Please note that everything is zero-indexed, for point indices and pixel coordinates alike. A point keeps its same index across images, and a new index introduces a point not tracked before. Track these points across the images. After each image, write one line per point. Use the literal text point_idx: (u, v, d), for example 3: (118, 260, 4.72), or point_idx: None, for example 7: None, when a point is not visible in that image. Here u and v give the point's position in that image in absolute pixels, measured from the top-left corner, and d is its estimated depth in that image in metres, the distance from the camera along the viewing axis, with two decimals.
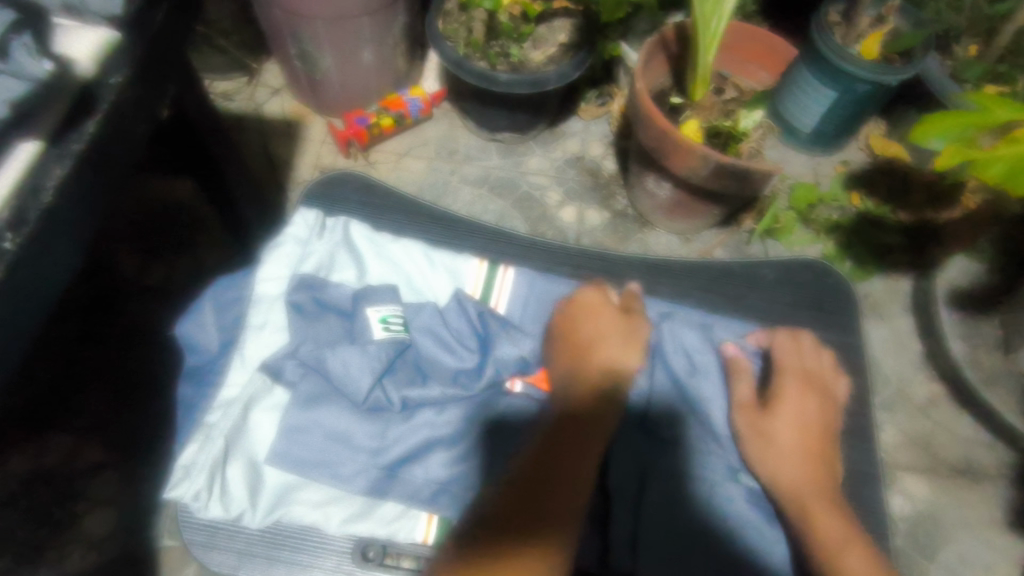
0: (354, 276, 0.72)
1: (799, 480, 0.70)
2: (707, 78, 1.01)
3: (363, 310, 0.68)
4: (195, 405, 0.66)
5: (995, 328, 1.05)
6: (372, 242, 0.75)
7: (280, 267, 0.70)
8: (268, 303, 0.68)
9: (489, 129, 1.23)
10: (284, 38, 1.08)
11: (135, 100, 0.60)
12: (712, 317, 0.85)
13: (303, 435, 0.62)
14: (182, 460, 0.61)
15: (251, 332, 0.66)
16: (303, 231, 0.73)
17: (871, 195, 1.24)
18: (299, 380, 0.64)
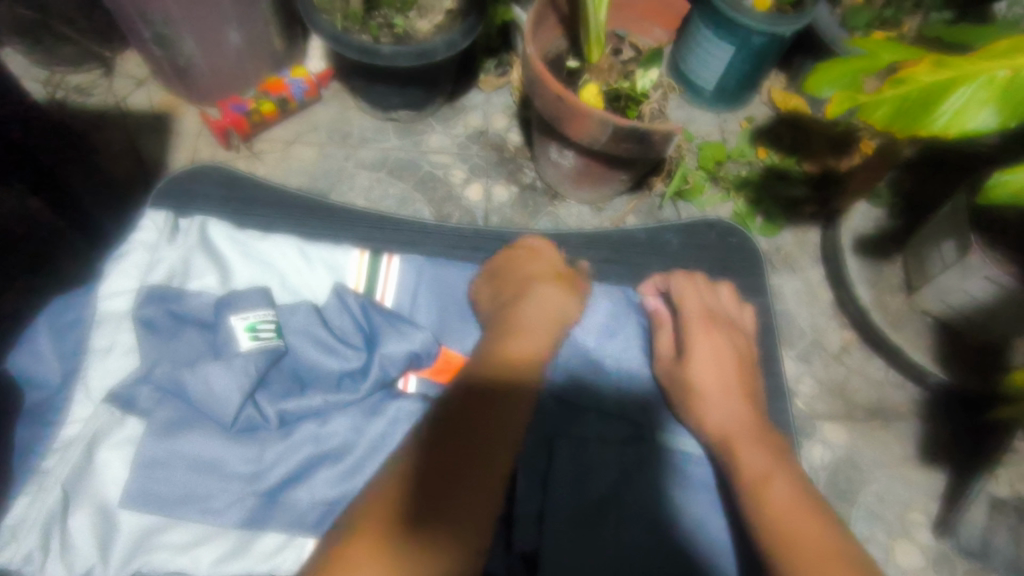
0: (217, 281, 0.65)
1: (720, 416, 0.67)
2: (602, 39, 0.97)
3: (224, 318, 0.60)
4: (31, 449, 0.57)
5: (897, 271, 1.08)
6: (234, 242, 0.67)
7: (127, 279, 0.63)
8: (116, 322, 0.61)
9: (383, 108, 1.14)
10: (133, 20, 0.97)
11: None
12: (619, 286, 0.82)
13: (162, 469, 0.55)
14: (11, 518, 0.53)
15: (96, 357, 0.60)
16: (153, 236, 0.66)
17: (776, 147, 1.24)
18: (154, 407, 0.57)
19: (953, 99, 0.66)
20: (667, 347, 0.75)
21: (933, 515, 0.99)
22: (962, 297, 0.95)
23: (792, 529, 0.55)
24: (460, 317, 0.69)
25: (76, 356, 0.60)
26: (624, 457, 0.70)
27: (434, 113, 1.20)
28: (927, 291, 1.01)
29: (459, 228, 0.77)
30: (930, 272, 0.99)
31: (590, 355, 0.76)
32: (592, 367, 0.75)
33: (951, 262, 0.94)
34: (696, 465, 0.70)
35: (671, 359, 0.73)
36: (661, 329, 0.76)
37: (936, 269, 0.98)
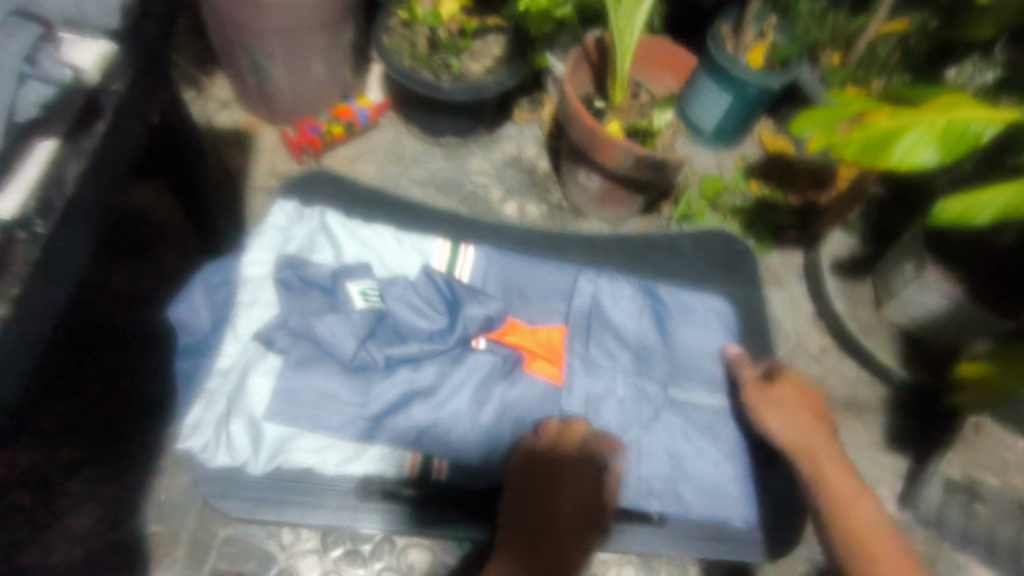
0: (331, 256, 0.85)
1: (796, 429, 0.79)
2: (625, 84, 1.18)
3: (343, 285, 0.80)
4: (194, 374, 0.77)
5: (868, 289, 1.28)
6: (346, 228, 0.88)
7: (265, 252, 0.82)
8: (256, 283, 0.80)
9: (434, 134, 1.34)
10: (236, 51, 1.16)
11: (132, 101, 0.69)
12: (638, 279, 0.97)
13: (297, 394, 0.74)
14: (190, 419, 0.75)
15: (242, 308, 0.79)
16: (283, 220, 0.86)
17: (767, 182, 1.45)
18: (290, 346, 0.76)
19: (903, 142, 0.87)
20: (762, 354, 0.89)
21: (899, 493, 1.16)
22: (921, 309, 1.15)
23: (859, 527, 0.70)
24: (516, 294, 0.91)
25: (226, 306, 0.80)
26: (640, 412, 0.86)
27: (475, 140, 1.39)
28: (893, 305, 1.21)
29: (516, 229, 0.99)
30: (894, 287, 1.19)
31: (621, 327, 0.92)
32: (622, 340, 0.91)
33: (910, 279, 1.14)
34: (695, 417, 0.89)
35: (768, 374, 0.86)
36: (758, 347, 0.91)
37: (899, 285, 1.18)
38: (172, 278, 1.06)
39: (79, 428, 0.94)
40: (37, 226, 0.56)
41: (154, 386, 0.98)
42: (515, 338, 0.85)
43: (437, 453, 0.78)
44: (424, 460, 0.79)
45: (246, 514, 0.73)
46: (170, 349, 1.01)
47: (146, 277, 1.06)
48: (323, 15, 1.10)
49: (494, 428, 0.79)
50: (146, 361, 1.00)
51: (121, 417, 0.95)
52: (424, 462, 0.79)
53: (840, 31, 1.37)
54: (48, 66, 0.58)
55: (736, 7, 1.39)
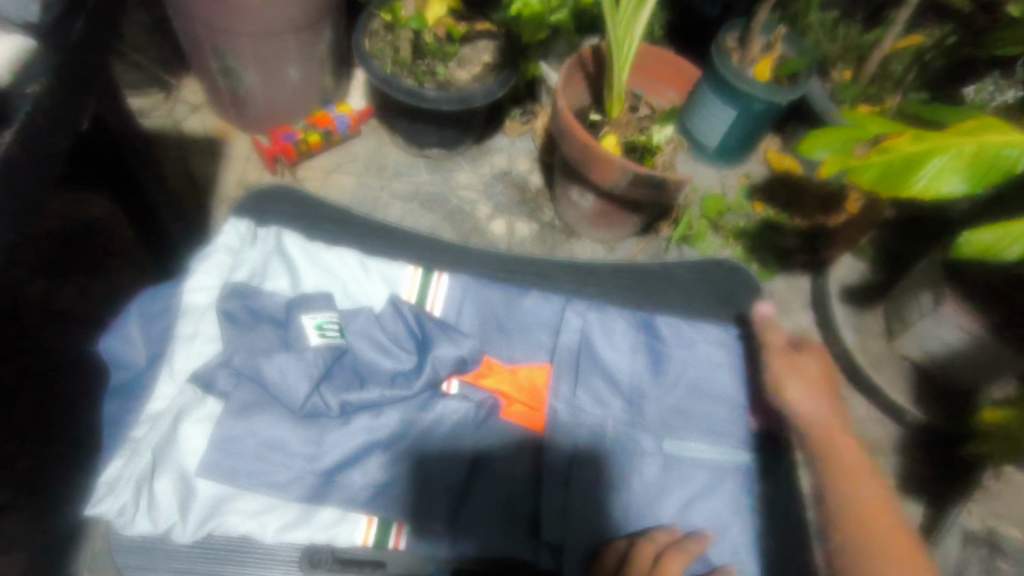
0: (287, 284, 0.80)
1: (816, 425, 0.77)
2: (623, 96, 1.10)
3: (298, 318, 0.75)
4: (123, 417, 0.70)
5: (879, 319, 1.19)
6: (305, 252, 0.82)
7: (211, 277, 0.77)
8: (198, 313, 0.74)
9: (418, 144, 1.25)
10: (205, 53, 1.08)
11: (54, 109, 0.60)
12: (637, 316, 0.89)
13: (236, 444, 0.68)
14: (106, 476, 0.67)
15: (181, 343, 0.72)
16: (234, 241, 0.80)
17: (771, 203, 1.37)
18: (232, 388, 0.70)
19: (928, 168, 0.78)
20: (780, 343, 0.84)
21: None
22: (938, 344, 1.06)
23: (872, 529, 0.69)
24: (493, 330, 0.85)
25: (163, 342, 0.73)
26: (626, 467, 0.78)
27: (463, 153, 1.31)
28: (907, 338, 1.12)
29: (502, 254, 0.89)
30: (909, 320, 1.10)
31: (613, 369, 0.85)
32: (611, 384, 0.84)
33: (927, 311, 1.05)
34: (694, 471, 0.79)
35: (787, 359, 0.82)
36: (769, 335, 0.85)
37: (914, 317, 1.09)
38: (125, 300, 0.98)
39: (7, 465, 0.85)
40: None
41: (94, 418, 0.89)
42: (490, 381, 0.80)
43: (396, 517, 0.70)
44: (382, 530, 0.70)
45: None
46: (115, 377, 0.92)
47: (92, 297, 0.98)
48: (298, 16, 1.01)
49: (456, 484, 0.72)
50: (86, 391, 0.91)
51: (56, 453, 0.86)
52: (381, 533, 0.70)
53: (852, 44, 1.29)
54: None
55: (743, 17, 1.32)
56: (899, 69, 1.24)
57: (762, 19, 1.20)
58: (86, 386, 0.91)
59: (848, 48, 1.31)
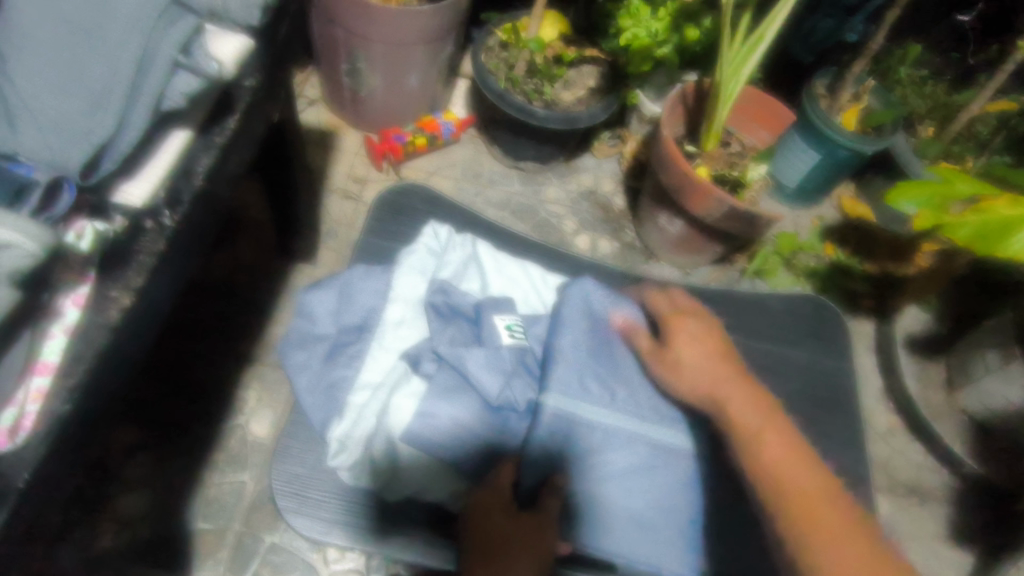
0: (478, 287, 0.97)
1: (720, 383, 0.73)
2: (719, 133, 1.17)
3: (490, 318, 0.89)
4: (339, 380, 0.87)
5: (941, 370, 1.23)
6: (494, 261, 1.00)
7: (416, 275, 0.94)
8: (406, 304, 0.91)
9: (515, 157, 1.32)
10: (337, 54, 1.17)
11: (260, 101, 0.68)
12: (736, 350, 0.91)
13: (435, 420, 0.81)
14: (336, 435, 0.82)
15: (391, 325, 0.89)
16: (434, 244, 0.99)
17: (843, 247, 1.42)
18: (435, 372, 0.85)
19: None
20: (648, 343, 0.84)
21: None
22: (1000, 401, 1.09)
23: (782, 470, 0.64)
24: None
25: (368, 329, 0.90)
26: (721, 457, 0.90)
27: (553, 168, 1.38)
28: (967, 392, 1.15)
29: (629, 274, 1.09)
30: (972, 375, 1.13)
31: None
32: None
33: (994, 368, 1.09)
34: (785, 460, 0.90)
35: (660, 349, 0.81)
36: (637, 333, 0.86)
37: (979, 373, 1.12)
38: (255, 274, 1.08)
39: (140, 412, 0.94)
40: (165, 216, 0.55)
41: (219, 378, 0.98)
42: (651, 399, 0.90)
43: None
44: None
45: (319, 534, 0.82)
46: (238, 343, 1.02)
47: (219, 269, 1.07)
48: (430, 30, 1.10)
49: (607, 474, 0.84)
50: (214, 354, 1.00)
51: (184, 406, 0.95)
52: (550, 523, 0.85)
53: (940, 103, 1.34)
54: (200, 55, 0.56)
55: (834, 67, 1.37)
56: (985, 132, 1.31)
57: (857, 71, 1.25)
58: (214, 350, 1.00)
59: (935, 106, 1.35)
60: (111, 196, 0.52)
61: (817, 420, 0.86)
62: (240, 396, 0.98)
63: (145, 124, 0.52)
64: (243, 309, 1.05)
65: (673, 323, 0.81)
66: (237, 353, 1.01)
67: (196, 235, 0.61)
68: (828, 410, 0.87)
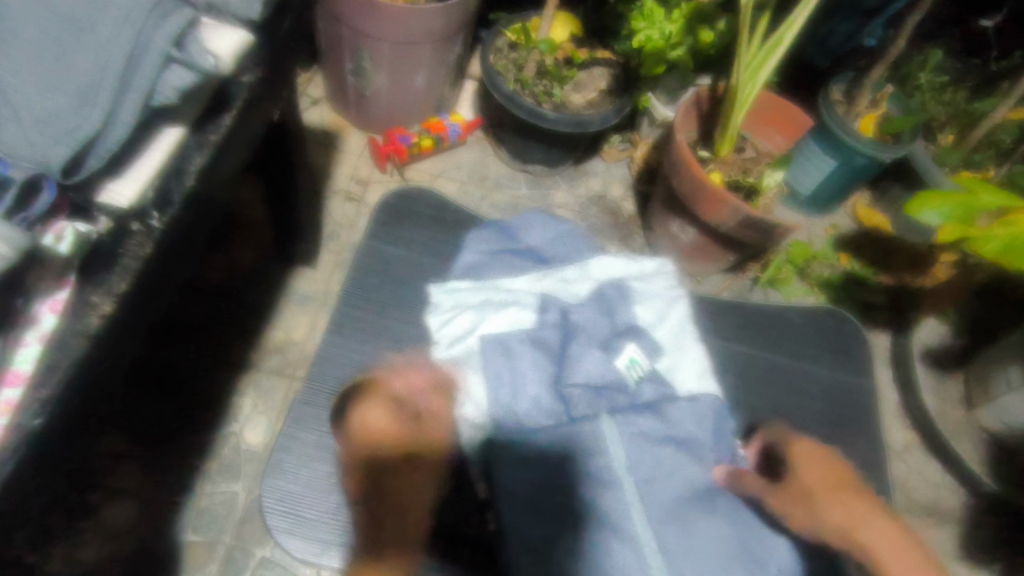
0: (646, 319, 0.92)
1: (824, 494, 0.70)
2: (734, 138, 1.13)
3: (624, 345, 0.90)
4: (482, 266, 0.98)
5: (959, 386, 1.20)
6: (678, 323, 0.93)
7: (618, 268, 0.98)
8: (586, 282, 0.96)
9: (523, 160, 1.29)
10: (342, 52, 1.14)
11: (260, 97, 0.65)
12: (752, 359, 0.88)
13: (511, 358, 0.88)
14: (454, 283, 0.96)
15: (568, 284, 0.96)
16: (646, 270, 0.98)
17: (858, 257, 1.38)
18: (552, 325, 0.91)
19: None
20: (762, 487, 0.75)
21: None
22: None
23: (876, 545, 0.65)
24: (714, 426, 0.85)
25: (549, 265, 0.99)
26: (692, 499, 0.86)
27: (561, 172, 1.34)
28: (988, 409, 1.12)
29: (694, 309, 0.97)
30: (994, 391, 1.11)
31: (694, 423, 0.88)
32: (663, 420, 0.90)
33: (1016, 386, 1.06)
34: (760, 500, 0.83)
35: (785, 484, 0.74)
36: (746, 477, 0.78)
37: (999, 390, 1.10)
38: (252, 277, 1.05)
39: (129, 418, 0.91)
40: (153, 218, 0.52)
41: (212, 385, 0.95)
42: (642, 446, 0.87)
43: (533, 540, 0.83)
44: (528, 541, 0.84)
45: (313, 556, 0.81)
46: (233, 349, 0.99)
47: (214, 270, 1.04)
48: (437, 30, 1.07)
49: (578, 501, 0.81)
50: (207, 359, 0.97)
51: (174, 413, 0.92)
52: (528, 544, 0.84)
53: (962, 110, 1.29)
54: (195, 48, 0.52)
55: (852, 72, 1.34)
56: (1007, 140, 1.25)
57: (876, 76, 1.22)
58: (207, 354, 0.97)
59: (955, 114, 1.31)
60: (96, 196, 0.49)
61: None
62: (233, 404, 0.95)
63: (134, 121, 0.49)
64: (238, 314, 1.01)
65: (800, 459, 0.74)
66: (231, 360, 0.98)
67: (185, 238, 0.58)
68: (848, 428, 0.83)
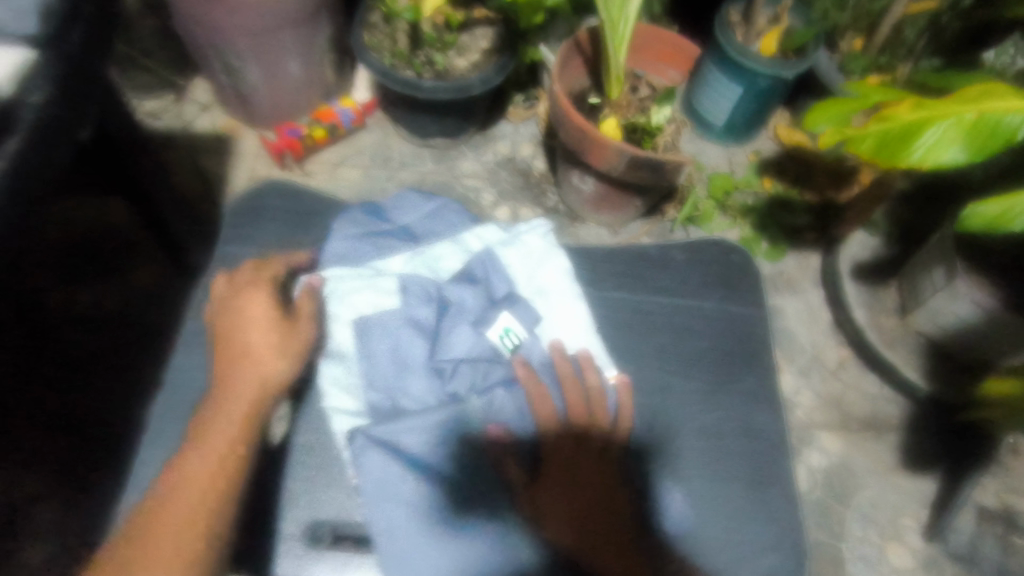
0: (524, 284, 0.80)
1: (601, 482, 0.69)
2: (622, 78, 1.09)
3: (502, 312, 0.77)
4: (331, 248, 0.80)
5: (892, 295, 1.17)
6: (564, 279, 0.80)
7: (491, 234, 0.83)
8: (457, 246, 0.82)
9: (421, 135, 1.26)
10: (208, 54, 1.10)
11: (58, 118, 0.63)
12: (633, 302, 0.84)
13: (372, 347, 0.73)
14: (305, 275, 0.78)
15: (434, 252, 0.80)
16: (530, 231, 0.84)
17: (781, 180, 1.35)
18: (417, 303, 0.75)
19: (921, 140, 0.75)
20: (603, 434, 0.72)
21: (925, 522, 1.05)
22: (951, 319, 1.03)
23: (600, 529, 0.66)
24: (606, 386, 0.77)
25: (420, 240, 0.83)
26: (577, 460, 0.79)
27: (467, 141, 1.32)
28: (919, 313, 1.09)
29: (611, 251, 0.87)
30: (922, 295, 1.08)
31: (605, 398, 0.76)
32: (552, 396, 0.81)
33: (940, 286, 1.03)
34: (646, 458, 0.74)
35: (579, 455, 0.70)
36: (596, 416, 0.72)
37: (927, 293, 1.06)
38: (155, 295, 1.05)
39: (43, 454, 0.93)
40: None
41: (121, 412, 0.97)
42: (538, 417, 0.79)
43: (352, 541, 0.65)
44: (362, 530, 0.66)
45: None
46: (140, 374, 0.99)
47: (115, 295, 1.04)
48: (294, 13, 1.03)
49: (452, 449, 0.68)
50: (115, 385, 0.98)
51: (85, 440, 0.94)
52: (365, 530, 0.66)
53: (863, 11, 1.24)
54: None
55: None
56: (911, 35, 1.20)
57: None
58: (113, 382, 0.99)
59: (858, 17, 1.26)
60: None
61: (728, 371, 0.80)
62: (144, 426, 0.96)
63: None
64: (140, 338, 1.02)
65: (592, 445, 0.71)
66: (138, 380, 0.99)
67: None
68: (742, 358, 0.81)
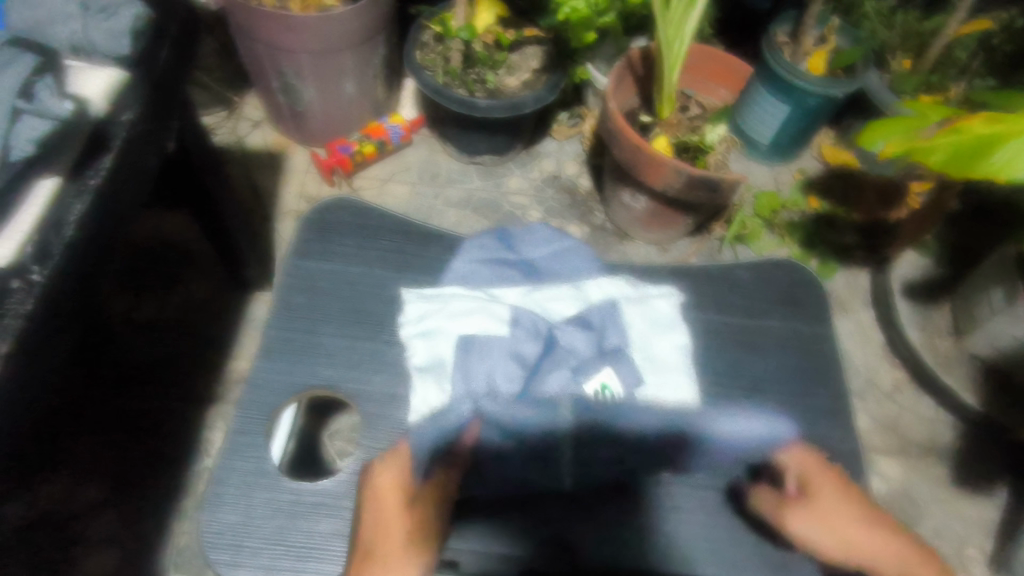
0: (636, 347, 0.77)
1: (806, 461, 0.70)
2: (673, 97, 1.09)
3: (603, 366, 0.75)
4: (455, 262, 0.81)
5: (946, 316, 1.14)
6: (679, 352, 0.78)
7: (615, 289, 0.81)
8: (579, 295, 0.80)
9: (468, 152, 1.27)
10: (267, 72, 1.12)
11: (144, 133, 0.64)
12: (699, 319, 0.82)
13: (472, 368, 0.73)
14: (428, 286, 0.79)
15: (552, 293, 0.79)
16: (657, 300, 0.81)
17: (827, 198, 1.34)
18: (526, 338, 0.74)
19: (1000, 152, 0.73)
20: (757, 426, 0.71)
21: (988, 552, 1.02)
22: (1011, 342, 1.00)
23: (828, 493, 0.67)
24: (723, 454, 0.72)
25: (543, 277, 0.81)
26: None
27: (513, 158, 1.33)
28: (976, 336, 1.06)
29: (677, 267, 0.87)
30: (978, 317, 1.05)
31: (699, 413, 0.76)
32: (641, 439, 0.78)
33: (999, 308, 1.00)
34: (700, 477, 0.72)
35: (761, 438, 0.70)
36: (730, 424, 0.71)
37: (984, 315, 1.04)
38: (211, 308, 1.07)
39: (100, 466, 0.93)
40: (34, 273, 0.52)
41: (177, 424, 0.97)
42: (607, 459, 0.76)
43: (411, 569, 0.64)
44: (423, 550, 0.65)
45: None
46: (196, 383, 1.00)
47: (171, 308, 1.06)
48: (353, 33, 1.05)
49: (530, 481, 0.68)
50: (167, 398, 0.99)
51: (139, 452, 0.94)
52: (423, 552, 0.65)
53: (913, 32, 1.25)
54: (44, 97, 0.53)
55: (795, 10, 1.29)
56: (964, 56, 1.21)
57: (815, 10, 1.17)
58: (166, 394, 0.99)
59: (907, 37, 1.26)
60: None
61: (796, 392, 0.78)
62: (200, 437, 0.96)
63: None
64: (196, 348, 1.03)
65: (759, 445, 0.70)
66: (194, 393, 0.99)
67: (82, 283, 0.59)
68: (810, 379, 0.79)
